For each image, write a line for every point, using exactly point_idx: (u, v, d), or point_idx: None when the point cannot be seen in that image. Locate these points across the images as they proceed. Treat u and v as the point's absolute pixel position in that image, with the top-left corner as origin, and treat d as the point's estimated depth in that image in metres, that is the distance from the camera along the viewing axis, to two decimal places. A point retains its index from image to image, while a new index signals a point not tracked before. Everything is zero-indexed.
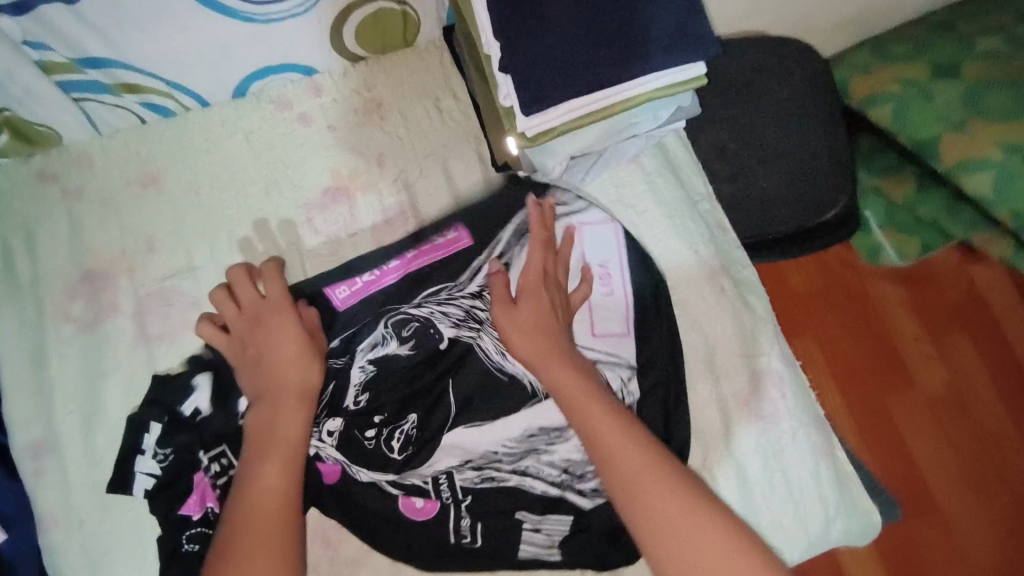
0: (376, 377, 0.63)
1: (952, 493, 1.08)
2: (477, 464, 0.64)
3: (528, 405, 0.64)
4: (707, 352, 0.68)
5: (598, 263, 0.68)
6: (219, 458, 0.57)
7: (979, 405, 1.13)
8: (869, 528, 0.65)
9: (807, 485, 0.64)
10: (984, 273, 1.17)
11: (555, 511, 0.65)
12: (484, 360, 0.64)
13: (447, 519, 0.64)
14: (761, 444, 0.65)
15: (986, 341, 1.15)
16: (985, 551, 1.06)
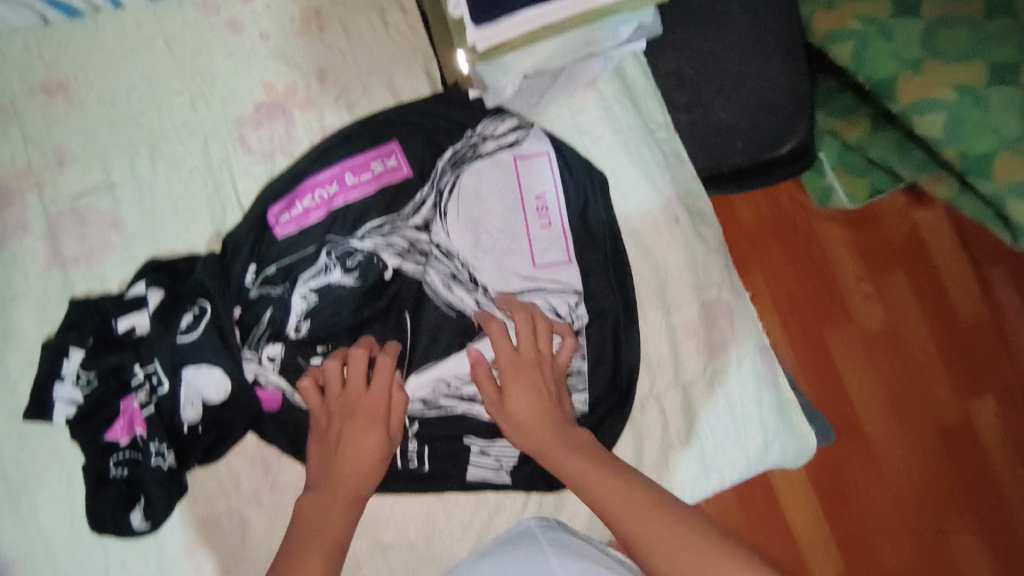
0: (319, 304, 0.59)
1: (878, 420, 1.18)
2: (426, 395, 0.61)
3: (477, 337, 0.62)
4: (658, 283, 0.67)
5: (536, 196, 0.66)
6: (154, 375, 0.55)
7: (911, 341, 1.21)
8: (803, 451, 0.68)
9: (749, 411, 0.66)
10: (926, 216, 1.23)
11: (503, 436, 0.63)
12: (433, 295, 0.62)
13: (392, 446, 0.62)
14: (707, 373, 0.66)
15: (923, 280, 1.22)
16: (904, 471, 1.17)
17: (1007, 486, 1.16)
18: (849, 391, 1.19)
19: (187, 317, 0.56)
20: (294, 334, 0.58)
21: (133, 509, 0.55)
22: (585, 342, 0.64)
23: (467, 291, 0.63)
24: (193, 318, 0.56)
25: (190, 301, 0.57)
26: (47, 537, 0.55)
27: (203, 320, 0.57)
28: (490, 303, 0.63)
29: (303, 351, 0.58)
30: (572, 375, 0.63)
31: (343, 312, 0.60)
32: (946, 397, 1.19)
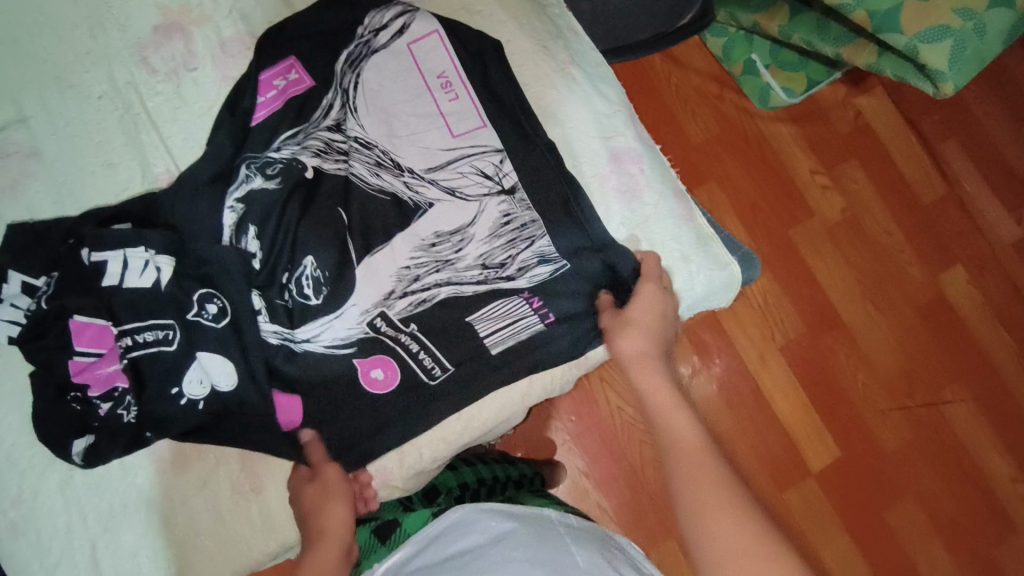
0: (254, 213, 0.63)
1: (851, 303, 1.27)
2: (394, 287, 0.64)
3: (418, 216, 0.66)
4: (566, 143, 0.70)
5: (439, 75, 0.69)
6: (140, 336, 0.59)
7: (872, 223, 1.30)
8: (730, 280, 0.70)
9: (671, 248, 0.69)
10: (869, 102, 1.32)
11: (508, 300, 0.65)
12: (361, 183, 0.65)
13: (409, 366, 0.63)
14: (625, 219, 0.69)
15: (874, 165, 1.31)
16: (884, 343, 1.27)
17: (982, 334, 1.28)
18: (820, 279, 1.27)
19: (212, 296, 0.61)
20: (254, 259, 0.63)
21: (81, 437, 0.59)
22: (524, 195, 0.67)
23: (394, 176, 0.66)
24: (219, 310, 0.61)
25: (214, 291, 0.61)
26: (10, 446, 0.58)
27: (224, 315, 0.61)
28: (419, 180, 0.66)
29: (272, 292, 0.63)
30: (526, 225, 0.66)
31: (288, 212, 0.64)
32: (917, 274, 1.29)
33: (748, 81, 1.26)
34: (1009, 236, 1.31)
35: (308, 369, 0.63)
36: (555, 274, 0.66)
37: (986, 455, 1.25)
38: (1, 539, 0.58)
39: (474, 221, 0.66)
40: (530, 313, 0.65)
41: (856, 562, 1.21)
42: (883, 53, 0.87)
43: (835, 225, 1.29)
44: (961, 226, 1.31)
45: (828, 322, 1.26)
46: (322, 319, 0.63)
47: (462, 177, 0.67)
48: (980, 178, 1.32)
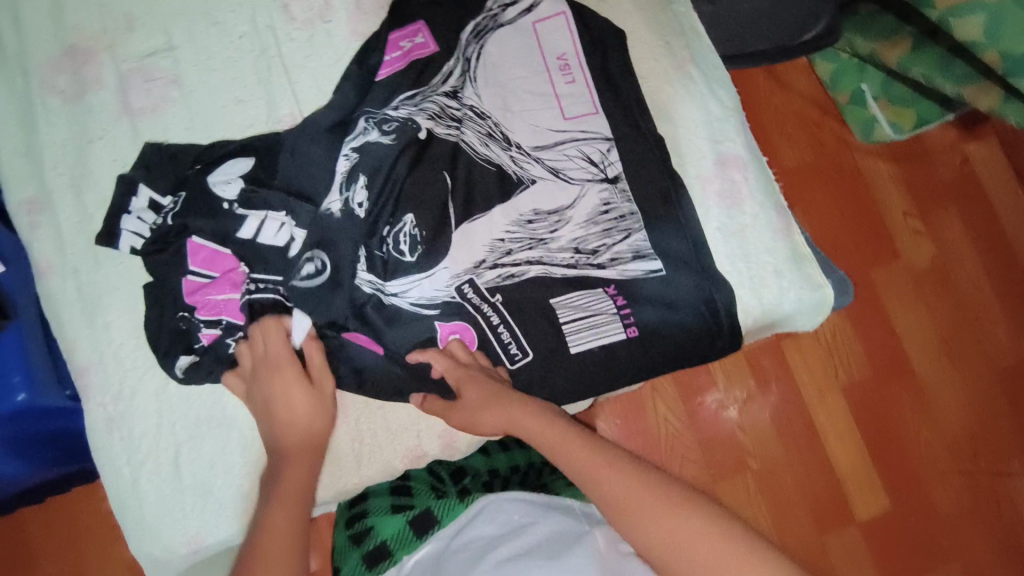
0: (365, 164, 0.66)
1: (926, 354, 1.22)
2: (486, 258, 0.66)
3: (519, 191, 0.67)
4: (674, 141, 0.70)
5: (559, 56, 0.70)
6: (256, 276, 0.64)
7: (962, 275, 1.24)
8: (820, 302, 0.68)
9: (764, 262, 0.67)
10: (978, 150, 1.27)
11: (593, 289, 0.66)
12: (470, 152, 0.67)
13: (488, 338, 0.66)
14: (722, 225, 0.68)
15: (974, 215, 1.26)
16: (955, 401, 1.22)
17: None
18: (897, 325, 1.22)
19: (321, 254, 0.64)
20: (360, 209, 0.66)
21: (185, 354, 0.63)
22: (626, 186, 0.68)
23: (502, 149, 0.68)
24: (315, 270, 0.64)
25: (316, 252, 0.64)
26: (117, 347, 0.63)
27: (321, 275, 0.63)
28: (525, 157, 0.68)
29: (373, 242, 0.66)
30: (625, 217, 0.67)
31: (397, 168, 0.66)
32: (1002, 336, 1.23)
33: (851, 113, 1.22)
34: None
35: (394, 321, 0.65)
36: (647, 275, 0.66)
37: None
38: (97, 430, 0.62)
39: (573, 205, 0.67)
40: (615, 316, 0.65)
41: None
42: (1007, 101, 0.82)
43: (922, 272, 1.24)
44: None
45: (899, 370, 1.22)
46: (413, 277, 0.65)
47: (567, 160, 0.68)
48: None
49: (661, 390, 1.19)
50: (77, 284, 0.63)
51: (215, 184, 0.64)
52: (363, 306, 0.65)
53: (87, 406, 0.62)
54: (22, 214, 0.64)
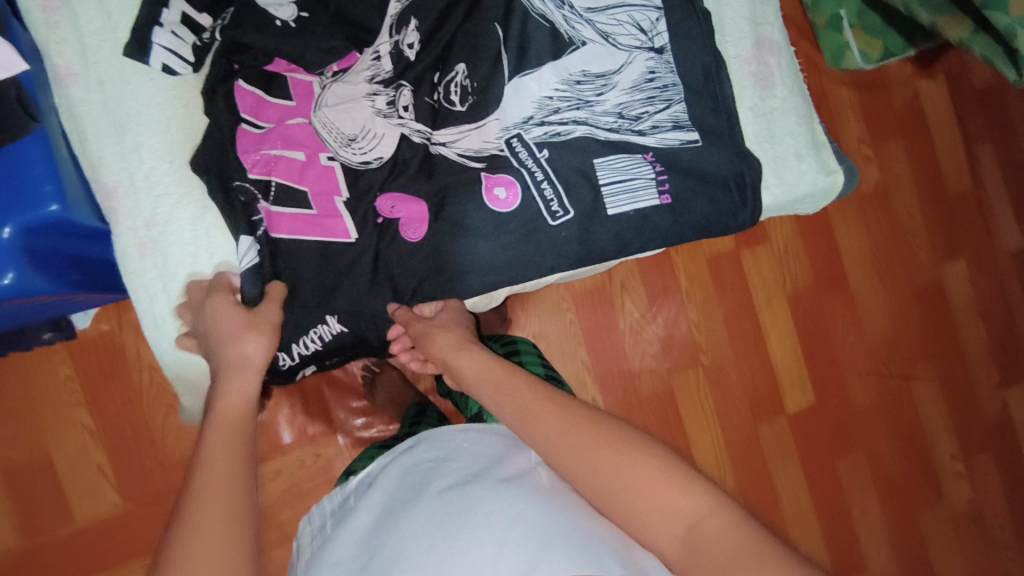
0: (416, 8, 0.64)
1: (860, 270, 1.35)
2: (535, 114, 0.66)
3: (571, 50, 0.67)
4: (717, 18, 0.72)
5: None
6: (315, 131, 0.64)
7: (900, 201, 1.37)
8: (829, 188, 0.73)
9: (787, 144, 0.72)
10: (929, 87, 1.37)
11: (634, 154, 0.68)
12: (526, 4, 0.66)
13: (532, 194, 0.64)
14: (755, 104, 0.72)
15: (918, 148, 1.37)
16: (878, 314, 1.36)
17: (963, 325, 1.40)
18: (840, 246, 1.34)
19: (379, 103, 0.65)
20: (410, 52, 0.64)
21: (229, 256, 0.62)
22: (671, 57, 0.69)
23: (556, 7, 0.67)
24: (354, 150, 0.63)
25: (354, 133, 0.63)
26: (149, 170, 0.63)
27: (363, 158, 0.64)
28: (578, 17, 0.68)
29: (421, 90, 0.65)
30: (666, 87, 0.69)
31: (449, 16, 0.65)
32: (925, 259, 1.38)
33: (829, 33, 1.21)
34: (1012, 245, 1.41)
35: (438, 169, 0.64)
36: (683, 145, 0.69)
37: (935, 431, 1.38)
38: (128, 254, 0.63)
39: (620, 71, 0.68)
40: (653, 183, 0.67)
41: (803, 499, 1.32)
42: (976, 32, 0.83)
43: (867, 199, 1.36)
44: (973, 226, 1.40)
45: (837, 287, 1.34)
46: (463, 127, 0.65)
47: (618, 25, 0.68)
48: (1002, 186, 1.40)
49: (629, 288, 1.24)
50: (104, 99, 0.63)
51: (266, 5, 0.62)
52: (408, 158, 0.64)
53: (117, 230, 0.62)
54: (34, 11, 0.60)
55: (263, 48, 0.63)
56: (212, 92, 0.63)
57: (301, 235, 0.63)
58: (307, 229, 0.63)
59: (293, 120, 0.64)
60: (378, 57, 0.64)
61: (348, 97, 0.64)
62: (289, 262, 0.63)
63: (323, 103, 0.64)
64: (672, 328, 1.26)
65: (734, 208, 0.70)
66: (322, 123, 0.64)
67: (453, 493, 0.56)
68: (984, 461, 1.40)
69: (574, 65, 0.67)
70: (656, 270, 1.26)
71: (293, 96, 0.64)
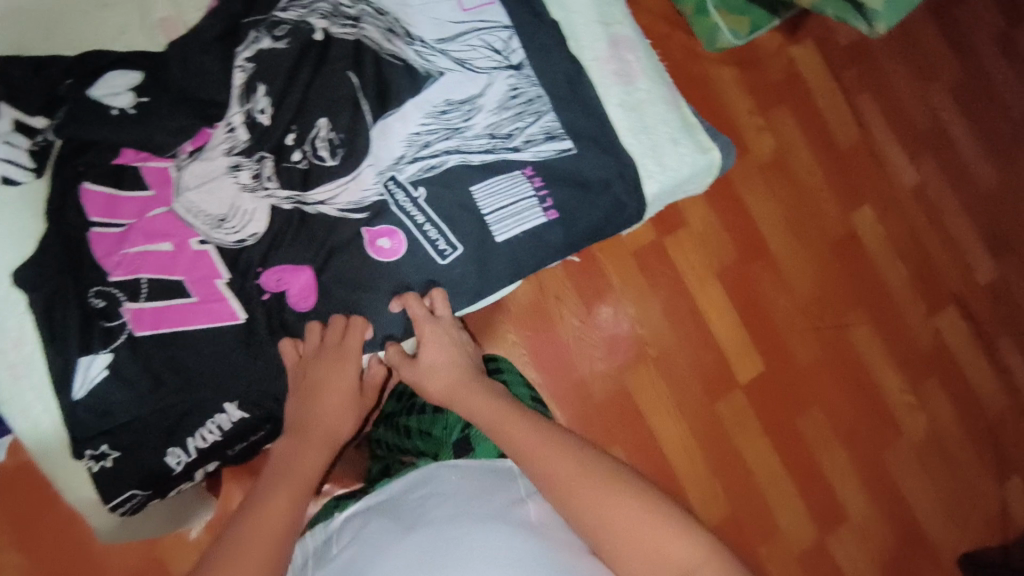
0: (261, 72, 0.62)
1: (778, 234, 1.37)
2: (406, 152, 0.66)
3: (429, 83, 0.67)
4: (568, 26, 0.73)
5: None
6: (186, 221, 0.60)
7: (800, 161, 1.39)
8: (710, 166, 0.76)
9: (661, 132, 0.74)
10: (801, 53, 1.41)
11: (514, 173, 0.69)
12: (374, 47, 0.66)
13: (416, 238, 0.66)
14: (624, 99, 0.73)
15: (802, 109, 1.41)
16: (806, 273, 1.38)
17: (883, 266, 1.43)
18: (752, 215, 1.36)
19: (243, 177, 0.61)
20: (264, 118, 0.62)
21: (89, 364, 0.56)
22: (530, 71, 0.71)
23: (406, 43, 0.67)
24: (230, 233, 0.61)
25: (224, 214, 0.60)
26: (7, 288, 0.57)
27: (239, 238, 0.61)
28: (430, 50, 0.68)
29: (285, 155, 0.62)
30: (532, 100, 0.70)
31: (298, 73, 0.63)
32: (832, 211, 1.41)
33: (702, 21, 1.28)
34: (907, 180, 1.47)
35: (317, 229, 0.63)
36: (559, 155, 0.70)
37: (882, 373, 1.41)
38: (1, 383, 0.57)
39: (483, 94, 0.69)
40: (535, 200, 0.69)
41: (772, 463, 1.32)
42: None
43: (767, 166, 1.38)
44: (869, 172, 1.44)
45: (759, 256, 1.35)
46: (339, 180, 0.64)
47: (472, 50, 0.69)
48: (886, 130, 1.46)
49: (563, 297, 1.23)
50: None
51: (100, 97, 0.59)
52: (286, 223, 0.62)
53: None
54: None
55: (106, 141, 0.59)
56: (63, 203, 0.58)
57: (183, 326, 0.59)
58: (188, 320, 0.59)
59: (153, 211, 0.59)
60: (232, 128, 0.61)
61: (207, 176, 0.60)
62: (173, 358, 0.58)
63: (183, 186, 0.60)
64: (615, 325, 1.26)
65: (625, 207, 0.72)
66: (187, 208, 0.60)
67: (432, 527, 0.54)
68: (931, 388, 1.43)
69: (438, 98, 0.67)
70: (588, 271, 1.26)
71: (150, 185, 0.60)
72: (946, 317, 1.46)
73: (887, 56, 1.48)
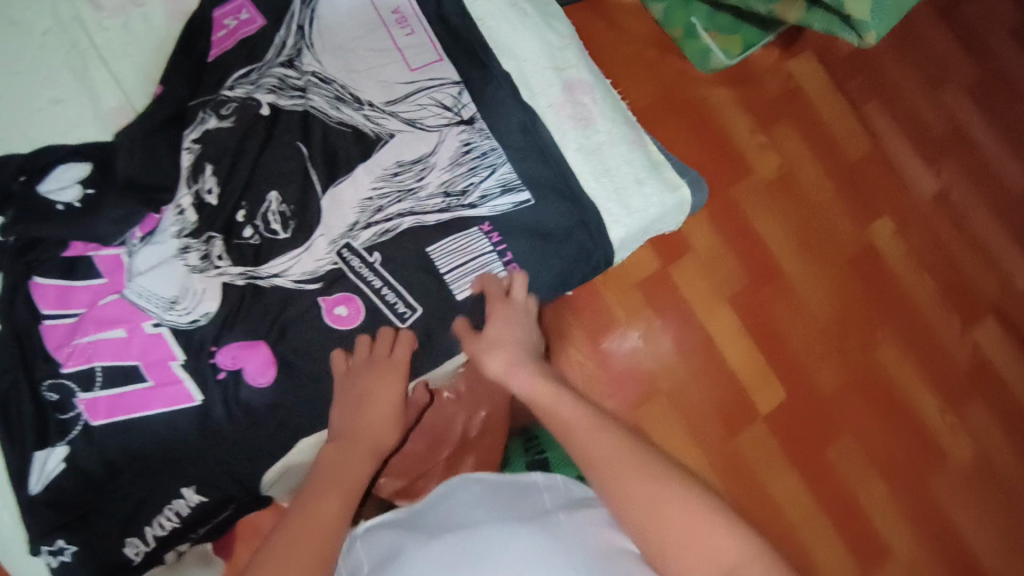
0: (208, 152, 0.63)
1: (789, 254, 1.18)
2: (360, 218, 0.65)
3: (379, 147, 0.67)
4: (520, 75, 0.72)
5: (394, 11, 0.71)
6: (141, 305, 0.60)
7: (805, 176, 1.22)
8: (680, 203, 0.73)
9: (625, 174, 0.71)
10: (801, 68, 1.27)
11: (472, 229, 0.67)
12: (322, 117, 0.66)
13: (374, 303, 0.65)
14: (583, 144, 0.71)
15: (797, 118, 1.25)
16: (824, 300, 1.18)
17: (906, 280, 1.23)
18: (759, 234, 1.18)
19: (192, 258, 0.61)
20: (212, 197, 0.62)
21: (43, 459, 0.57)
22: (483, 125, 0.70)
23: (354, 109, 0.67)
24: (185, 315, 0.60)
25: (176, 295, 0.60)
26: None
27: (192, 319, 0.61)
28: (379, 113, 0.68)
29: (235, 232, 0.63)
30: (486, 154, 0.69)
31: (246, 150, 0.64)
32: (845, 224, 1.22)
33: (688, 44, 1.19)
34: (926, 189, 1.28)
35: (271, 303, 0.63)
36: (516, 207, 0.68)
37: (925, 404, 1.18)
38: None
39: (435, 152, 0.68)
40: (495, 255, 0.68)
41: (807, 501, 1.09)
42: (813, 10, 0.90)
43: (773, 186, 1.19)
44: (881, 182, 1.26)
45: (770, 281, 1.16)
46: (291, 253, 0.64)
47: (422, 109, 0.69)
48: (902, 138, 1.29)
49: (570, 332, 1.07)
50: None
51: (46, 192, 0.59)
52: (239, 301, 0.62)
53: None
54: None
55: (54, 236, 0.59)
56: (12, 298, 0.59)
57: (139, 413, 0.59)
58: (143, 406, 0.59)
59: (105, 299, 0.60)
60: (180, 210, 0.61)
61: (159, 260, 0.60)
62: (128, 445, 0.58)
63: (133, 269, 0.60)
64: (637, 353, 1.09)
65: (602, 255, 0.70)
66: (138, 293, 0.60)
67: (457, 529, 0.49)
68: (978, 414, 1.19)
69: (390, 161, 0.67)
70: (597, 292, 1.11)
71: (102, 273, 0.60)
72: (985, 331, 1.24)
73: (893, 64, 1.33)
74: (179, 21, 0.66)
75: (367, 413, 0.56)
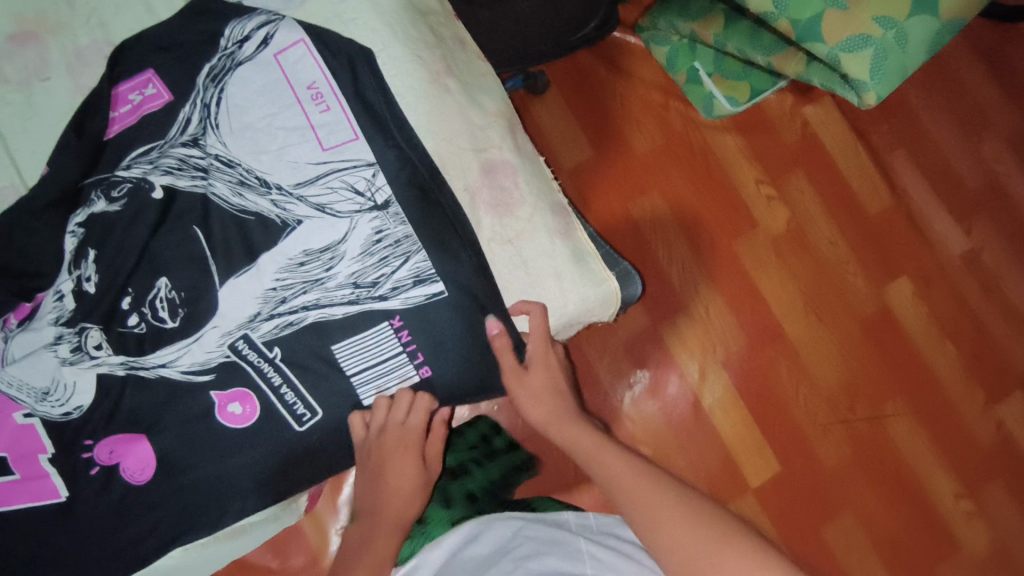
0: (93, 236, 0.61)
1: (795, 319, 0.97)
2: (263, 309, 0.61)
3: (284, 234, 0.62)
4: (435, 153, 0.66)
5: (309, 85, 0.65)
6: (14, 394, 0.59)
7: (813, 229, 0.99)
8: (607, 296, 0.67)
9: (544, 266, 0.66)
10: (820, 113, 1.02)
11: (383, 322, 0.63)
12: (222, 205, 0.62)
13: (271, 402, 0.61)
14: (501, 232, 0.66)
15: (808, 159, 1.01)
16: (842, 381, 0.96)
17: (927, 350, 0.98)
18: (763, 296, 0.97)
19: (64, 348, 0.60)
20: (90, 287, 0.60)
21: None
22: (398, 209, 0.64)
23: (260, 194, 0.63)
24: (60, 407, 0.59)
25: (48, 386, 0.59)
26: None
27: (67, 412, 0.59)
28: (287, 197, 0.63)
29: (117, 320, 0.61)
30: (399, 241, 0.63)
31: (135, 234, 0.61)
32: (864, 287, 0.99)
33: (690, 91, 0.99)
34: (956, 248, 1.00)
35: (157, 393, 0.60)
36: (430, 300, 0.63)
37: (959, 514, 0.94)
38: None
39: (345, 239, 0.63)
40: (405, 357, 0.63)
41: None
42: (811, 64, 0.80)
43: (781, 242, 0.99)
44: (907, 242, 1.00)
45: (771, 346, 0.96)
46: (181, 342, 0.60)
47: (332, 193, 0.63)
48: (935, 196, 1.02)
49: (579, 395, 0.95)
50: None
51: None
52: (118, 391, 0.60)
53: None
54: None
55: None
56: None
57: (8, 506, 0.59)
58: (12, 498, 0.59)
59: None
60: (58, 296, 0.60)
61: (31, 347, 0.60)
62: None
63: (9, 354, 0.60)
64: (645, 406, 0.94)
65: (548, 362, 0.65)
66: (9, 382, 0.59)
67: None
68: (1000, 504, 0.95)
69: (296, 249, 0.62)
70: (599, 343, 0.95)
71: None
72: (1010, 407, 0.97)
73: (931, 112, 1.04)
74: (81, 96, 0.64)
75: (389, 484, 0.65)
